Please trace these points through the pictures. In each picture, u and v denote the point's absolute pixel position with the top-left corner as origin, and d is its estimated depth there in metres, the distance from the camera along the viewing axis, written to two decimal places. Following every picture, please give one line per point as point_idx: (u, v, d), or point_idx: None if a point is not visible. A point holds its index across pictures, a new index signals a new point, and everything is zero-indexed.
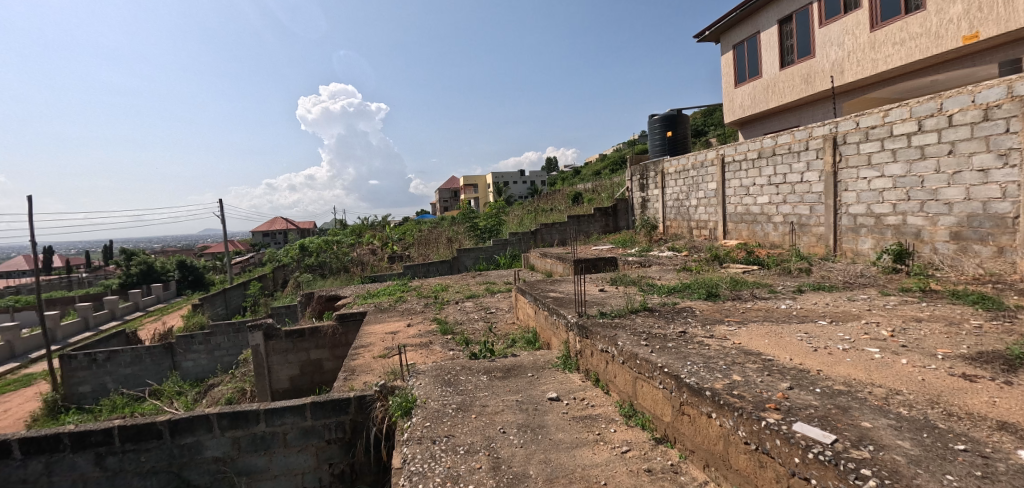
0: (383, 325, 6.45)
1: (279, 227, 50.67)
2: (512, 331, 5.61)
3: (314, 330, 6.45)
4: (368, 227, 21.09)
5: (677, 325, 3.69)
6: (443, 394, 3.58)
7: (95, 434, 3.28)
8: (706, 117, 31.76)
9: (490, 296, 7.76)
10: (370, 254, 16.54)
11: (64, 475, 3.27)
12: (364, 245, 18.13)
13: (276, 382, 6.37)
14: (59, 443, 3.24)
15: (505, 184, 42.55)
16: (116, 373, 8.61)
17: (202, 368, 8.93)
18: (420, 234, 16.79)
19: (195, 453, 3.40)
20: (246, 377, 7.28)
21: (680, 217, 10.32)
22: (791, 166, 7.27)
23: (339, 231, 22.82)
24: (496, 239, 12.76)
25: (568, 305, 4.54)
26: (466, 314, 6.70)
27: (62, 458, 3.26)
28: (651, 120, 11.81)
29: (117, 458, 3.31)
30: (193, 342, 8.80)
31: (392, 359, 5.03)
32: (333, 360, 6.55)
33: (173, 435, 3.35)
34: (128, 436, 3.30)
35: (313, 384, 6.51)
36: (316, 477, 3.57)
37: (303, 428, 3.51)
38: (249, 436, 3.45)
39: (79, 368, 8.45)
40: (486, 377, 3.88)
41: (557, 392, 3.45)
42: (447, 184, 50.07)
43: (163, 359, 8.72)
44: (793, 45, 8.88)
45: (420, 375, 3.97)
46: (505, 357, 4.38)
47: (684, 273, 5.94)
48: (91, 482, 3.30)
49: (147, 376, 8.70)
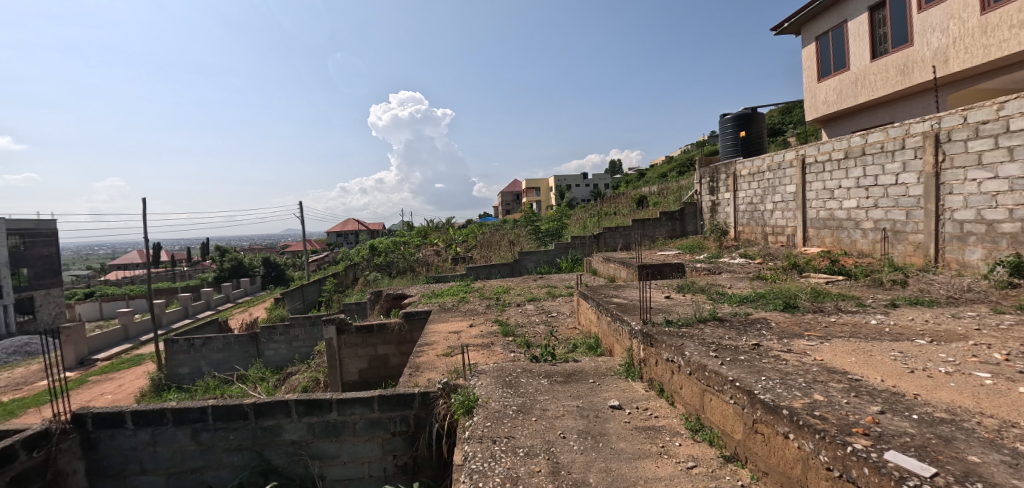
0: (446, 325, 6.65)
1: (351, 227, 53.69)
2: (574, 335, 5.57)
3: (382, 327, 6.77)
4: (433, 229, 21.82)
5: (750, 337, 3.48)
6: (504, 395, 3.63)
7: (193, 411, 3.64)
8: (784, 115, 29.78)
9: (551, 300, 7.75)
10: (435, 255, 17.09)
11: (166, 446, 3.65)
12: (429, 246, 18.79)
13: (346, 374, 6.74)
14: (163, 417, 3.62)
15: (568, 187, 42.34)
16: (210, 357, 9.48)
17: (282, 357, 9.63)
18: (483, 237, 17.10)
19: (275, 435, 3.68)
20: (321, 368, 7.76)
21: (754, 221, 9.74)
22: (884, 166, 6.64)
23: (407, 232, 23.79)
24: (559, 242, 12.75)
25: (632, 311, 4.44)
26: (528, 317, 6.73)
27: (165, 430, 3.64)
28: (722, 119, 11.26)
29: (209, 435, 3.65)
30: (274, 333, 9.53)
31: (455, 358, 5.16)
32: (399, 356, 6.83)
33: (257, 417, 3.65)
34: (219, 415, 3.63)
35: (380, 378, 6.81)
36: (381, 466, 3.73)
37: (371, 420, 3.69)
38: (322, 423, 3.68)
39: (179, 350, 9.40)
40: (547, 381, 3.88)
41: (619, 401, 3.38)
42: (510, 188, 50.67)
43: (249, 347, 9.50)
44: (887, 34, 8.11)
45: (482, 375, 4.05)
46: (566, 362, 4.36)
47: (758, 282, 5.60)
48: (188, 455, 3.66)
49: (235, 361, 9.51)
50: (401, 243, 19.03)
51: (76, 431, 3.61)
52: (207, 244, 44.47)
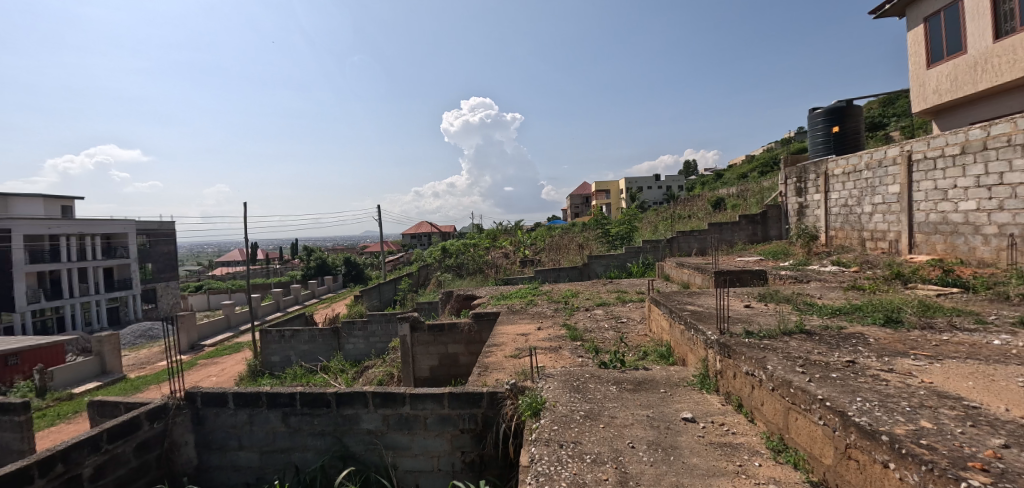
0: (515, 326, 6.73)
1: (425, 230, 55.87)
2: (644, 343, 5.41)
3: (452, 326, 6.99)
4: (502, 232, 22.16)
5: (842, 353, 3.19)
6: (572, 400, 3.62)
7: (284, 396, 3.98)
8: (886, 107, 26.94)
9: (621, 305, 7.58)
10: (503, 257, 17.36)
11: (260, 426, 4.01)
12: (498, 248, 19.10)
13: (418, 370, 7.02)
14: (259, 400, 3.99)
15: (639, 189, 41.16)
16: (297, 348, 10.29)
17: (360, 351, 10.23)
18: (551, 240, 17.12)
19: (354, 424, 3.92)
20: (395, 363, 8.16)
21: (849, 225, 8.89)
22: (1012, 162, 5.83)
23: (477, 234, 24.37)
24: (629, 246, 12.45)
25: (708, 320, 4.23)
26: (597, 322, 6.63)
27: (260, 412, 4.00)
28: (812, 114, 10.42)
29: (296, 419, 3.96)
30: (354, 328, 10.16)
31: (522, 360, 5.21)
32: (468, 355, 7.01)
33: (338, 406, 3.91)
34: (306, 402, 3.94)
35: (449, 376, 7.02)
36: (450, 462, 3.85)
37: (441, 416, 3.82)
38: (396, 416, 3.88)
39: (272, 340, 10.30)
40: (616, 388, 3.80)
41: (693, 413, 3.24)
42: (579, 191, 50.21)
43: (331, 340, 10.20)
44: (1014, 10, 7.08)
45: (550, 379, 4.06)
46: (637, 369, 4.25)
47: (854, 293, 5.11)
48: (278, 435, 4.00)
49: (319, 353, 10.25)
50: (471, 245, 19.54)
51: (187, 408, 4.07)
52: (297, 243, 48.25)
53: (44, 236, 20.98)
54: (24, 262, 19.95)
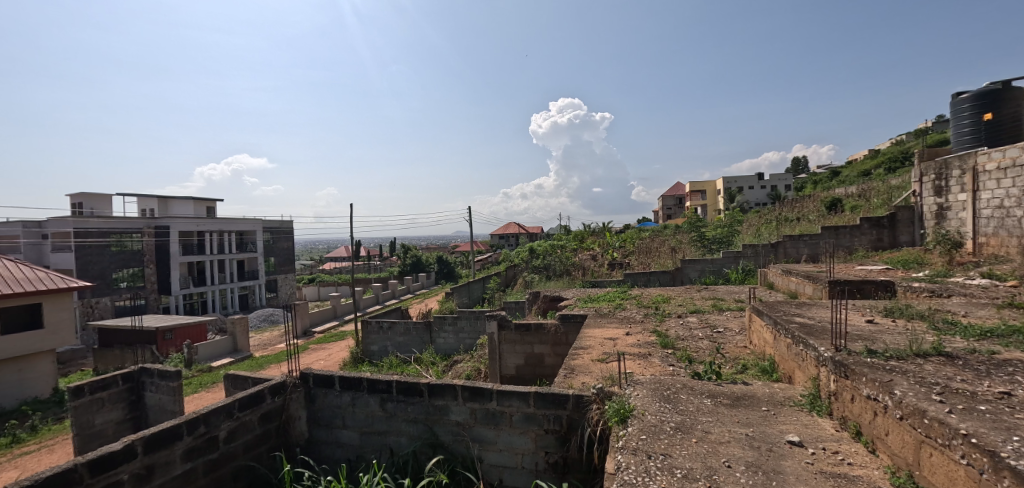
0: (602, 330, 6.62)
1: (512, 230, 56.91)
2: (744, 355, 5.05)
3: (539, 326, 7.04)
4: (590, 234, 21.90)
5: (995, 383, 2.72)
6: (662, 410, 3.49)
7: (382, 383, 4.28)
8: None
9: (718, 313, 7.12)
10: (591, 260, 17.15)
11: (361, 409, 4.35)
12: (586, 250, 18.91)
13: (505, 368, 7.17)
14: (360, 384, 4.33)
15: (739, 189, 38.35)
16: (394, 339, 11.01)
17: (450, 346, 10.68)
18: (642, 244, 16.58)
19: (443, 414, 4.12)
20: (482, 359, 8.41)
21: (1006, 230, 7.53)
22: None
23: (564, 236, 24.32)
24: (727, 251, 11.67)
25: (821, 334, 3.83)
26: (690, 330, 6.29)
27: (361, 396, 4.35)
28: (956, 100, 8.99)
29: (392, 405, 4.25)
30: (445, 323, 10.64)
31: (610, 365, 5.11)
32: (554, 357, 7.02)
33: (430, 396, 4.13)
34: (402, 389, 4.21)
35: (535, 376, 7.09)
36: (533, 460, 3.89)
37: (527, 414, 3.87)
38: (484, 410, 4.00)
39: (372, 331, 11.14)
40: (711, 402, 3.59)
41: (800, 437, 2.96)
42: (672, 191, 48.05)
43: (424, 333, 10.77)
44: None
45: (638, 386, 3.94)
46: (735, 383, 3.98)
47: (1011, 312, 4.33)
48: (377, 419, 4.31)
49: (413, 345, 10.88)
50: (558, 246, 19.55)
51: (302, 386, 4.55)
52: (395, 242, 51.75)
53: (193, 232, 24.66)
54: (178, 253, 23.61)
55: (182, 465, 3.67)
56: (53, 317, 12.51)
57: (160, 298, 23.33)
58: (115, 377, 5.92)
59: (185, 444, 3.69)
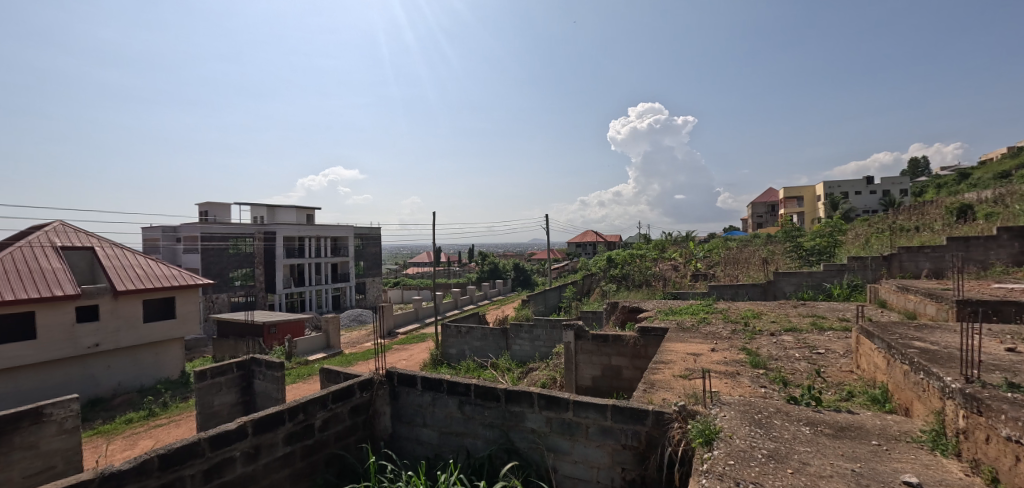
0: (684, 345, 6.32)
1: (590, 239, 56.31)
2: (849, 381, 4.56)
3: (617, 338, 6.87)
4: (671, 243, 21.07)
5: None
6: (752, 435, 3.26)
7: (461, 385, 4.42)
8: None
9: (817, 333, 6.50)
10: (672, 270, 16.47)
11: (441, 409, 4.51)
12: (667, 260, 18.20)
13: (581, 378, 7.08)
14: (440, 385, 4.50)
15: (843, 195, 34.82)
16: (471, 344, 11.30)
17: (526, 353, 10.74)
18: (729, 255, 15.63)
19: (519, 420, 4.15)
20: (558, 369, 8.36)
21: None
22: None
23: (644, 245, 23.57)
24: (829, 264, 10.64)
25: (947, 362, 3.37)
26: (785, 350, 5.80)
27: (440, 396, 4.51)
28: None
29: (470, 408, 4.36)
30: (521, 330, 10.74)
31: (694, 382, 4.86)
32: (632, 370, 6.81)
33: (507, 401, 4.18)
34: (479, 393, 4.31)
35: (612, 389, 6.92)
36: (609, 475, 3.79)
37: (604, 427, 3.80)
38: (560, 420, 3.98)
39: (451, 334, 11.52)
40: (810, 430, 3.29)
41: (919, 478, 2.61)
42: (764, 198, 44.82)
43: (501, 340, 10.95)
44: None
45: (726, 407, 3.72)
46: (838, 411, 3.61)
47: None
48: (455, 420, 4.45)
49: (489, 350, 11.10)
50: (637, 255, 18.99)
51: (387, 383, 4.83)
52: (473, 249, 53.30)
53: (295, 237, 27.19)
54: (283, 256, 26.14)
55: (283, 448, 4.04)
56: (183, 309, 14.36)
57: (267, 296, 25.94)
58: (231, 365, 6.68)
59: (286, 429, 4.06)
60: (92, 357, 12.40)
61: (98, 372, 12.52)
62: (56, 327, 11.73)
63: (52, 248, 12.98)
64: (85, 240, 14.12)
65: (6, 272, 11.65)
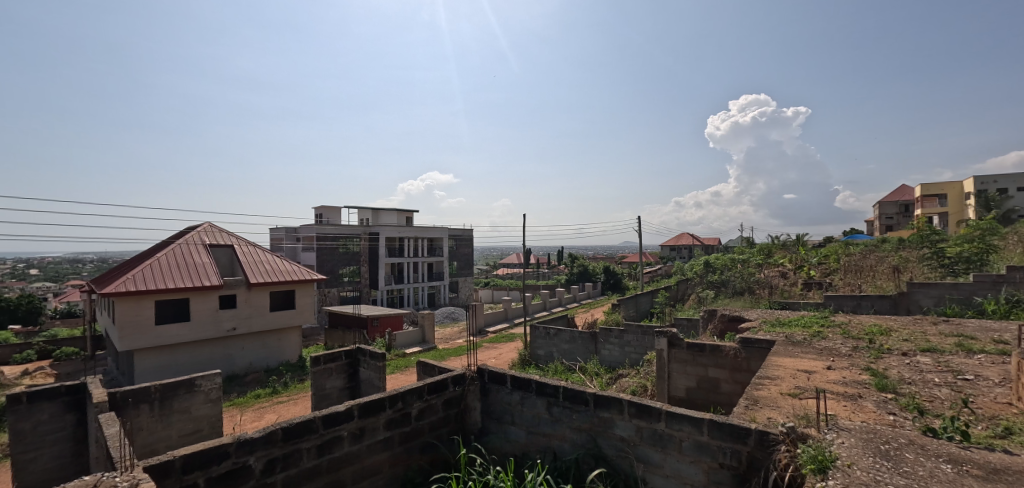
0: (794, 360, 5.76)
1: (685, 241, 53.43)
2: (1007, 415, 3.85)
3: (715, 348, 6.46)
4: (779, 248, 19.29)
5: None
6: (877, 468, 2.91)
7: (549, 386, 4.44)
8: None
9: (964, 356, 5.56)
10: (780, 277, 15.07)
11: (529, 409, 4.56)
12: (773, 266, 16.71)
13: (674, 388, 6.78)
14: (529, 385, 4.56)
15: (1002, 192, 29.34)
16: (560, 346, 11.28)
17: (615, 358, 10.47)
18: (850, 262, 13.94)
19: (608, 427, 4.07)
20: (649, 377, 8.04)
21: None
22: None
23: (747, 249, 21.86)
24: (981, 275, 9.03)
25: None
26: (920, 373, 5.05)
27: (528, 396, 4.57)
28: None
29: (559, 410, 4.37)
30: (610, 335, 10.50)
31: (806, 402, 4.42)
32: (731, 384, 6.35)
33: (595, 406, 4.13)
34: (568, 396, 4.31)
35: (708, 402, 6.51)
36: None
37: (699, 442, 3.59)
38: (651, 430, 3.84)
39: (539, 336, 11.61)
40: (952, 469, 2.84)
41: None
42: (895, 196, 39.29)
43: (589, 343, 10.80)
44: None
45: (845, 434, 3.34)
46: (991, 449, 3.08)
47: None
48: (543, 421, 4.48)
49: (578, 353, 11.00)
50: (739, 260, 17.66)
51: (478, 380, 5.00)
52: (562, 251, 53.13)
53: (396, 238, 29.14)
54: (385, 255, 28.15)
55: (384, 433, 4.36)
56: (302, 301, 16.03)
57: (371, 292, 28.13)
58: (341, 353, 7.34)
59: (387, 415, 4.37)
60: (230, 339, 14.38)
61: (234, 352, 14.50)
62: (203, 311, 13.76)
63: (203, 245, 15.26)
64: (227, 238, 16.38)
65: (168, 264, 13.89)
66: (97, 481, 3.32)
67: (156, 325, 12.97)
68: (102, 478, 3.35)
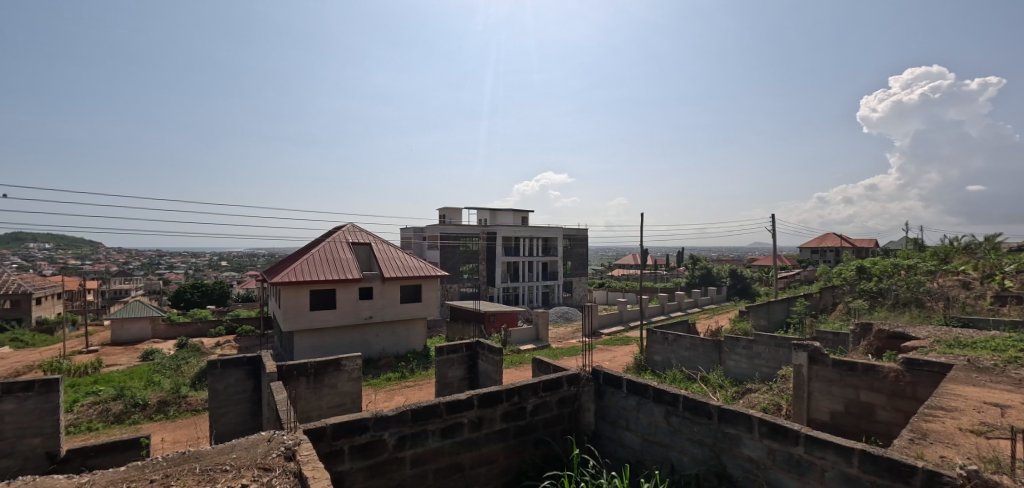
0: (980, 391, 4.77)
1: (831, 242, 46.83)
2: None
3: (870, 368, 5.61)
4: (960, 252, 15.99)
5: None
6: None
7: (668, 394, 4.24)
8: None
9: None
10: (960, 288, 12.52)
11: (646, 415, 4.42)
12: (951, 275, 13.92)
13: (815, 410, 6.06)
14: (647, 391, 4.41)
15: None
16: (678, 353, 10.68)
17: (742, 371, 9.66)
18: None
19: (735, 444, 3.79)
20: (784, 395, 7.26)
21: None
22: None
23: (913, 253, 18.51)
24: None
25: None
26: None
27: (646, 403, 4.42)
28: None
29: (678, 420, 4.17)
30: (737, 345, 9.71)
31: (996, 443, 3.66)
32: (890, 411, 5.46)
33: (720, 420, 3.87)
34: (688, 406, 4.09)
35: (859, 430, 5.71)
36: None
37: (847, 475, 3.18)
38: (786, 454, 3.49)
39: (657, 341, 11.13)
40: None
41: None
42: None
43: (712, 352, 10.08)
44: None
45: None
46: None
47: None
48: (660, 430, 4.31)
49: (699, 362, 10.32)
50: (903, 267, 15.00)
51: (593, 381, 4.96)
52: (682, 252, 50.04)
53: (512, 237, 30.11)
54: (501, 254, 29.23)
55: (500, 424, 4.57)
56: (427, 295, 17.34)
57: (488, 289, 29.44)
58: (462, 345, 7.82)
59: (504, 407, 4.56)
60: (367, 326, 16.16)
61: (371, 338, 16.27)
62: (347, 301, 15.65)
63: (346, 243, 17.35)
64: (366, 237, 18.38)
65: (320, 259, 16.05)
66: (270, 437, 4.00)
67: (310, 311, 15.07)
68: (274, 435, 4.02)
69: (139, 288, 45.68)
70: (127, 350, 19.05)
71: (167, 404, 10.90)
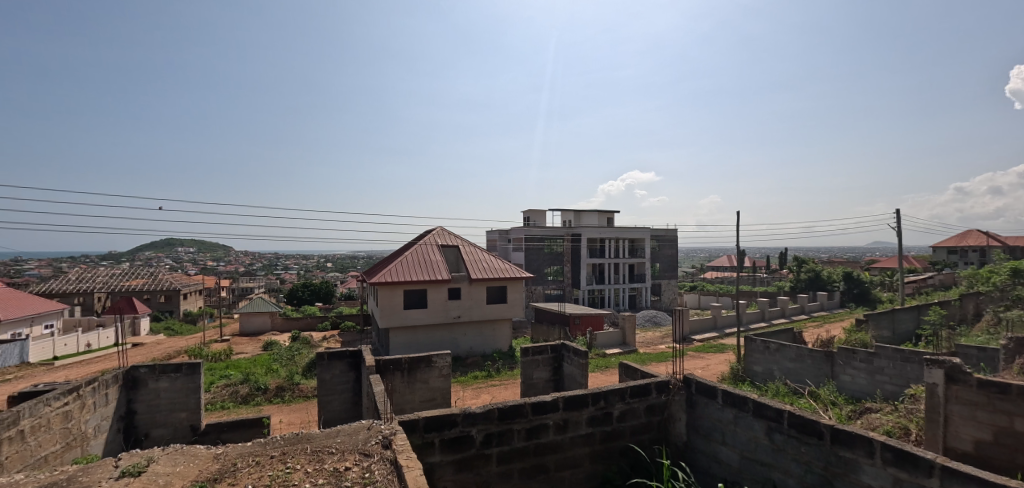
0: None
1: (975, 241, 40.04)
2: None
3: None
4: None
5: None
6: None
7: (770, 409, 3.92)
8: None
9: None
10: None
11: (744, 430, 4.12)
12: None
13: (953, 438, 5.25)
14: (745, 403, 4.11)
15: None
16: (782, 364, 9.80)
17: (860, 387, 8.67)
18: None
19: (851, 470, 3.40)
20: (913, 417, 6.38)
21: None
22: None
23: None
24: None
25: None
26: None
27: (745, 416, 4.12)
28: None
29: (782, 438, 3.83)
30: (854, 357, 8.71)
31: None
32: None
33: (833, 442, 3.50)
34: (795, 423, 3.74)
35: (1014, 465, 4.87)
36: None
37: None
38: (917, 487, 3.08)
39: (756, 349, 10.33)
40: None
41: None
42: None
43: (823, 364, 9.14)
44: None
45: None
46: None
47: None
48: (761, 447, 4.00)
49: (807, 375, 9.40)
50: None
51: (684, 390, 4.73)
52: (785, 254, 45.80)
53: (597, 239, 29.62)
54: (587, 256, 28.87)
55: (586, 428, 4.52)
56: (513, 296, 17.61)
57: (573, 290, 29.23)
58: (547, 347, 7.86)
59: (589, 412, 4.52)
60: (456, 325, 16.83)
61: (459, 337, 16.92)
62: (437, 300, 16.42)
63: (436, 246, 18.22)
64: (454, 239, 19.16)
65: (412, 261, 17.02)
66: (370, 425, 4.32)
67: (403, 309, 16.02)
68: (373, 424, 4.34)
69: (262, 286, 51.59)
70: (252, 341, 21.61)
71: (283, 389, 12.22)
